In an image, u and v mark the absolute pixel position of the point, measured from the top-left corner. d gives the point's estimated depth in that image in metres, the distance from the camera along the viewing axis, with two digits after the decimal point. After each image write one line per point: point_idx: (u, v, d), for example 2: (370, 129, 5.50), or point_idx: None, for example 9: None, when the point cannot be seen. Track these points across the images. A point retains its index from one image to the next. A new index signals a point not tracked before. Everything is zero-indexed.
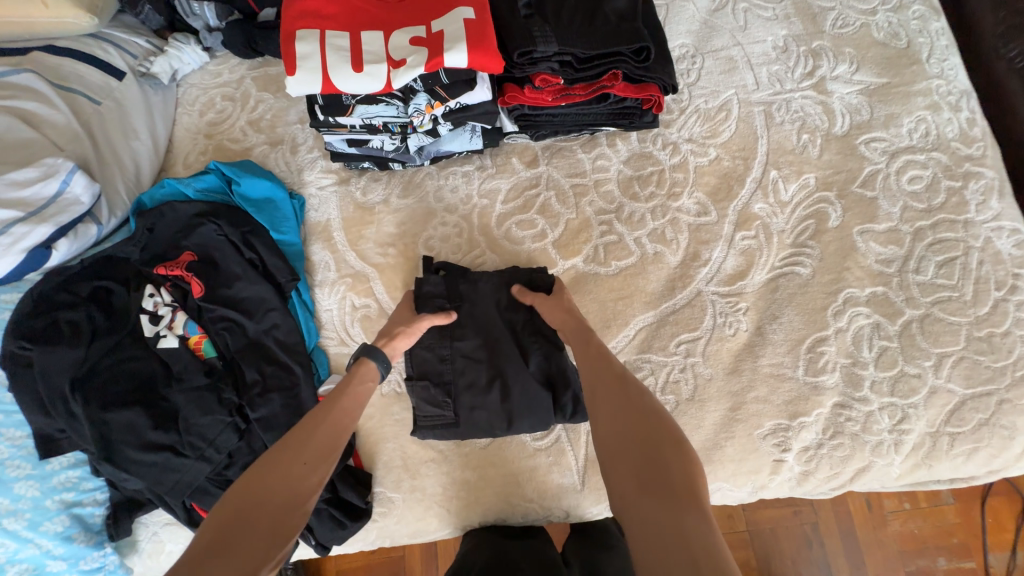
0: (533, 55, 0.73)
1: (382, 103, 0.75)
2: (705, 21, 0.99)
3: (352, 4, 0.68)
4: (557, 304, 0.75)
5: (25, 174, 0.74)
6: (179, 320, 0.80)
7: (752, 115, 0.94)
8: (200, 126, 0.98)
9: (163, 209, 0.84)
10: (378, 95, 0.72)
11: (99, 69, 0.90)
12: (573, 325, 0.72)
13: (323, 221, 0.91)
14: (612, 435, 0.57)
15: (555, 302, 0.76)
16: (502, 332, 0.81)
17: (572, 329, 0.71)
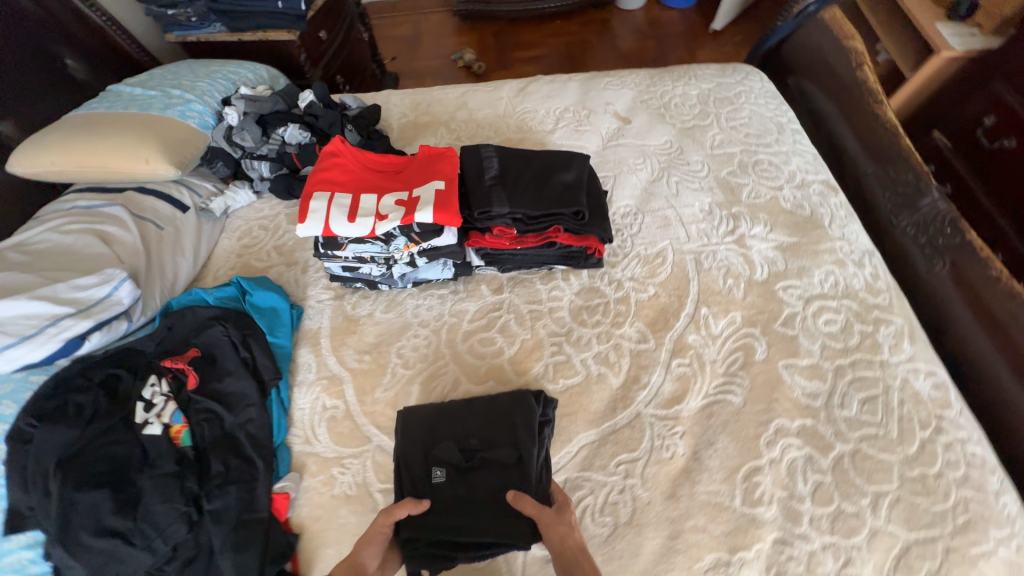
0: (490, 213, 0.95)
1: (370, 242, 0.92)
2: (646, 189, 1.25)
3: (359, 175, 0.93)
4: (573, 538, 0.74)
5: (88, 280, 0.95)
6: (168, 409, 0.90)
7: (684, 261, 1.12)
8: (235, 248, 1.22)
9: (185, 312, 1.01)
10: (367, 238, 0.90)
11: (170, 205, 1.18)
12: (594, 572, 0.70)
13: (314, 328, 1.07)
14: None
15: (570, 533, 0.75)
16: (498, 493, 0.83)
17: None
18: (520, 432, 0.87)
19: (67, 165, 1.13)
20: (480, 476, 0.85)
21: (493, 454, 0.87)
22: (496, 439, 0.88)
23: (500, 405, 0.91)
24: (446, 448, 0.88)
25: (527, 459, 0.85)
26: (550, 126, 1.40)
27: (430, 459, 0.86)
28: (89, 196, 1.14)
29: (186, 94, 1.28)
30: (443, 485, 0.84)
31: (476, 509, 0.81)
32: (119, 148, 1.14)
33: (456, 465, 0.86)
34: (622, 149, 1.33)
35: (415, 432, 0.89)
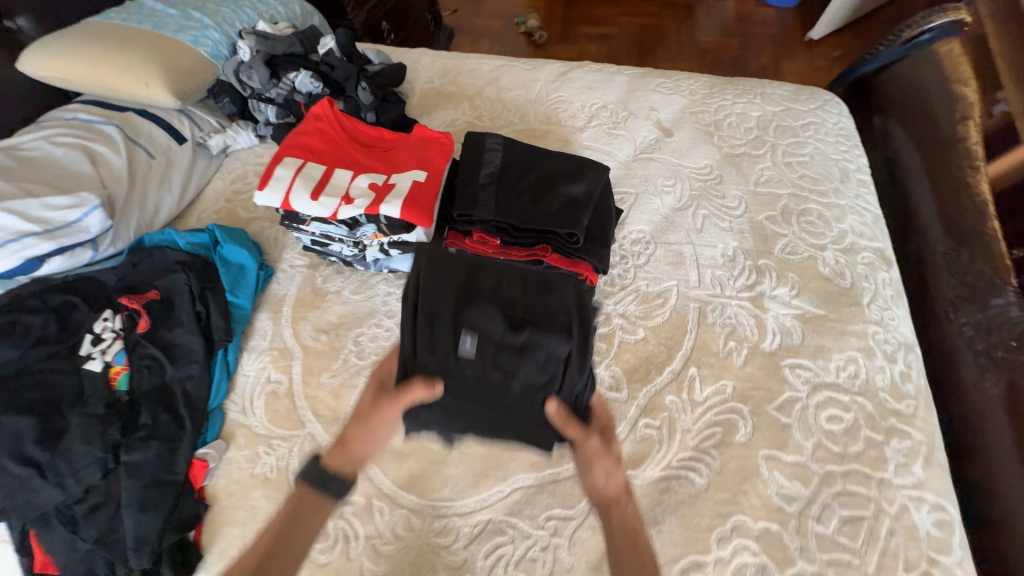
0: (471, 217, 0.87)
1: (336, 225, 0.82)
2: (667, 216, 1.11)
3: (340, 145, 0.84)
4: (615, 473, 0.72)
5: (61, 200, 0.92)
6: (114, 348, 0.89)
7: (686, 308, 0.99)
8: (225, 191, 1.19)
9: (154, 251, 0.99)
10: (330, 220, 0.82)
11: (167, 134, 1.14)
12: (626, 503, 0.72)
13: (280, 294, 1.03)
14: None
15: (612, 465, 0.72)
16: (529, 390, 0.76)
17: (625, 526, 0.71)
18: (570, 328, 0.78)
19: (72, 74, 1.09)
20: (517, 362, 0.76)
21: (538, 341, 0.77)
22: (546, 323, 0.79)
23: (554, 294, 0.82)
24: (482, 317, 0.78)
25: (577, 359, 0.77)
26: (581, 122, 1.26)
27: (462, 327, 0.78)
28: (90, 109, 1.12)
29: (206, 19, 1.21)
30: (472, 356, 0.76)
31: (505, 397, 0.76)
32: (124, 66, 1.09)
33: (491, 340, 0.77)
34: (653, 165, 1.18)
35: (446, 297, 0.80)
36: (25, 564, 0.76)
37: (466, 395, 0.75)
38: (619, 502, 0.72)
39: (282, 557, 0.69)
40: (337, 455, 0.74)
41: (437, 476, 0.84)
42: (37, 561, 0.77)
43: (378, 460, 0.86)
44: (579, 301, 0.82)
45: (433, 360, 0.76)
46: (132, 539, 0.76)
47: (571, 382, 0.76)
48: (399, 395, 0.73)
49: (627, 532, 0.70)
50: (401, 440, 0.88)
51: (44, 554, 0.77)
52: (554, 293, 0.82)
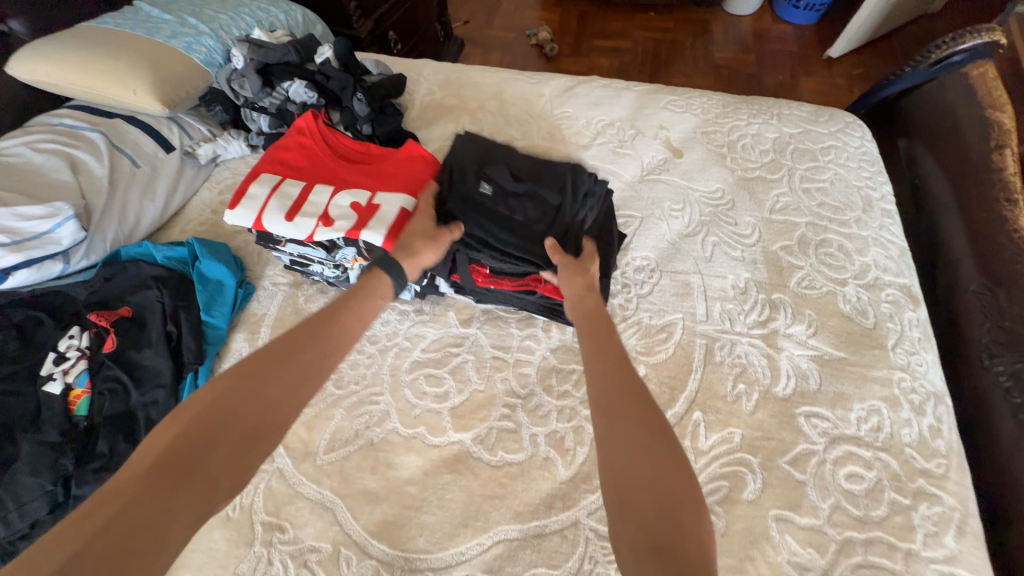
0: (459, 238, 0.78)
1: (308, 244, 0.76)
2: (674, 242, 1.04)
3: (322, 162, 0.79)
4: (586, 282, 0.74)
5: (34, 210, 0.88)
6: (76, 368, 0.84)
7: (693, 344, 0.91)
8: (213, 202, 1.14)
9: (128, 265, 0.94)
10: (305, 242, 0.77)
11: (155, 142, 1.10)
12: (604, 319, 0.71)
13: (260, 313, 0.98)
14: (631, 478, 0.52)
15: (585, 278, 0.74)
16: (530, 226, 0.77)
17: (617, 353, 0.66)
18: (569, 187, 0.81)
19: (62, 79, 1.07)
20: (522, 204, 0.79)
21: (539, 192, 0.80)
22: (549, 185, 0.82)
23: (559, 167, 0.86)
24: (495, 167, 0.81)
25: (569, 208, 0.80)
26: (586, 140, 1.20)
27: (479, 173, 0.81)
28: (79, 116, 1.09)
29: (202, 25, 1.18)
30: (485, 195, 0.79)
31: (508, 227, 0.76)
32: (112, 72, 1.06)
33: (502, 183, 0.80)
34: (661, 187, 1.12)
35: (469, 152, 0.84)
36: None
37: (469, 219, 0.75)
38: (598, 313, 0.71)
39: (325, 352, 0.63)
40: (402, 249, 0.69)
41: (412, 524, 0.77)
42: None
43: (349, 502, 0.80)
44: (576, 175, 0.84)
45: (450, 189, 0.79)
46: None
47: (566, 223, 0.79)
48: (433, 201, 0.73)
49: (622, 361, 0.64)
50: (376, 480, 0.81)
51: None
52: (560, 168, 0.85)
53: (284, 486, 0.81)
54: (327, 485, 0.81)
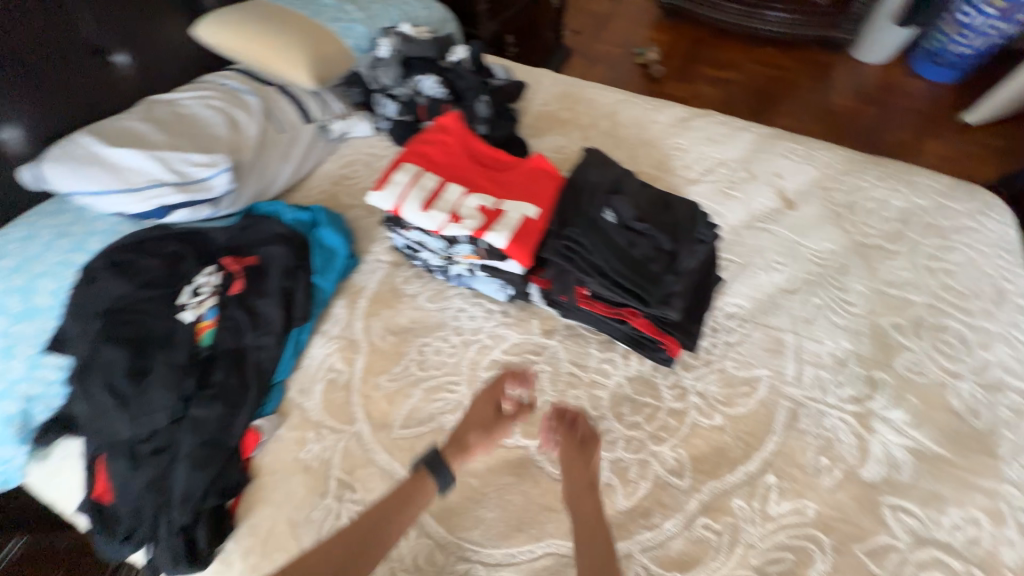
0: (573, 254, 0.75)
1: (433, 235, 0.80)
2: (772, 295, 1.01)
3: (457, 160, 0.84)
4: (583, 469, 0.76)
5: (199, 158, 1.00)
6: (207, 304, 0.95)
7: (777, 405, 0.88)
8: (335, 175, 1.25)
9: (261, 220, 1.05)
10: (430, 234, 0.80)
11: (298, 112, 1.22)
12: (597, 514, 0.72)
13: (361, 284, 1.06)
14: None
15: (583, 468, 0.76)
16: (643, 263, 0.77)
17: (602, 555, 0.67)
18: (681, 236, 0.83)
19: (235, 45, 1.20)
20: (640, 240, 0.79)
21: (655, 233, 0.81)
22: (665, 229, 0.83)
23: (672, 211, 0.87)
24: (621, 198, 0.82)
25: (681, 257, 0.80)
26: (694, 175, 1.20)
27: (606, 199, 0.82)
28: (241, 80, 1.23)
29: (356, 13, 1.31)
30: (609, 222, 0.79)
31: (625, 259, 0.77)
32: (278, 46, 1.19)
33: (626, 215, 0.80)
34: (766, 237, 1.09)
35: (596, 178, 0.86)
36: (87, 488, 0.82)
37: (592, 244, 0.76)
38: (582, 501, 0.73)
39: (368, 553, 0.71)
40: (455, 447, 0.80)
41: (470, 515, 0.80)
42: (97, 488, 0.82)
43: None
44: (688, 226, 0.86)
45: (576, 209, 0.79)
46: (179, 492, 0.78)
47: (676, 272, 0.79)
48: (500, 386, 0.86)
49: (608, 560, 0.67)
50: None
51: (105, 482, 0.82)
52: (673, 214, 0.87)
53: (359, 449, 0.88)
54: (398, 457, 0.87)
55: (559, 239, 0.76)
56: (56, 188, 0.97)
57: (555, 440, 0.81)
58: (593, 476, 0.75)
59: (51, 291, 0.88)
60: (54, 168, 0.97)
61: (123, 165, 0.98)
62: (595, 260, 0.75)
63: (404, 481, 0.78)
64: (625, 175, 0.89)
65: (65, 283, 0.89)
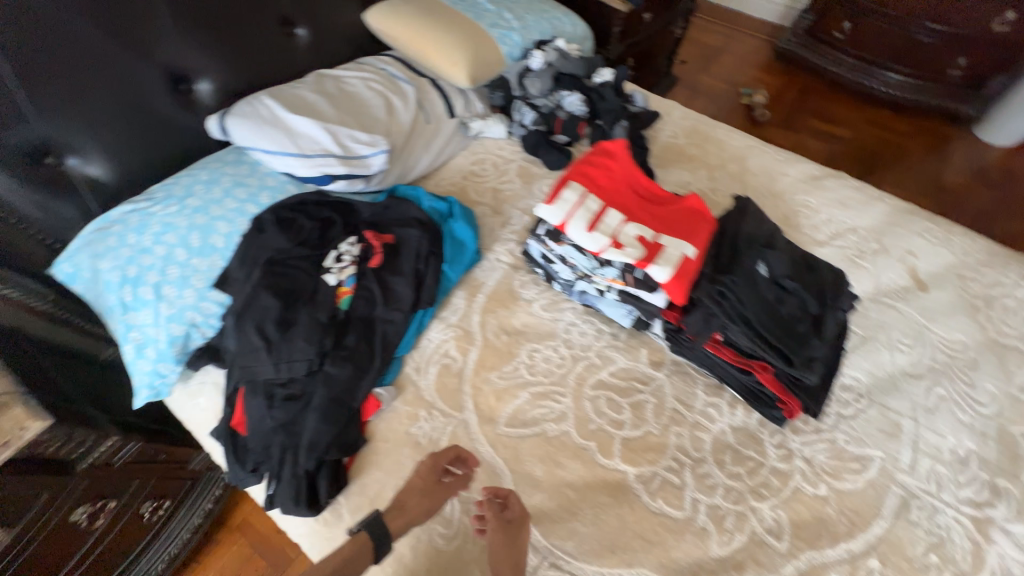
0: (723, 300, 0.77)
1: (584, 253, 0.84)
2: (894, 375, 0.98)
3: (618, 188, 0.88)
4: (507, 553, 0.74)
5: (362, 137, 1.09)
6: (347, 271, 1.02)
7: (888, 489, 0.86)
8: (465, 170, 1.31)
9: (402, 203, 1.12)
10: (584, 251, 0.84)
11: (445, 106, 1.29)
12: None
13: (481, 280, 1.12)
14: None
15: (510, 551, 0.74)
16: (790, 323, 0.78)
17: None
18: (825, 302, 0.84)
19: (400, 35, 1.29)
20: (789, 299, 0.80)
21: (802, 294, 0.82)
22: (812, 292, 0.83)
23: (817, 273, 0.87)
24: (773, 253, 0.83)
25: (824, 323, 0.82)
26: (822, 236, 1.18)
27: (759, 252, 0.82)
28: (398, 67, 1.31)
29: (513, 22, 1.37)
30: (760, 275, 0.80)
31: (772, 317, 0.78)
32: (441, 42, 1.26)
33: (778, 272, 0.81)
34: (893, 313, 1.06)
35: (747, 228, 0.87)
36: (226, 416, 0.91)
37: (744, 294, 0.77)
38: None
39: None
40: (393, 512, 0.78)
41: (565, 525, 0.83)
42: (234, 418, 0.91)
43: (515, 477, 0.88)
44: (831, 291, 0.86)
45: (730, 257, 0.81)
46: (308, 440, 0.85)
47: (816, 338, 0.80)
48: (443, 455, 0.84)
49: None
50: (542, 470, 0.88)
51: (241, 414, 0.91)
52: (817, 277, 0.87)
53: (465, 436, 0.92)
54: (500, 452, 0.90)
55: (708, 287, 0.78)
56: (236, 141, 1.07)
57: (484, 524, 0.79)
58: (518, 557, 0.74)
59: (226, 234, 0.97)
60: (238, 122, 1.06)
61: (297, 132, 1.07)
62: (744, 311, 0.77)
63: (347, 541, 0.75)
64: (774, 229, 0.89)
65: (238, 230, 0.99)
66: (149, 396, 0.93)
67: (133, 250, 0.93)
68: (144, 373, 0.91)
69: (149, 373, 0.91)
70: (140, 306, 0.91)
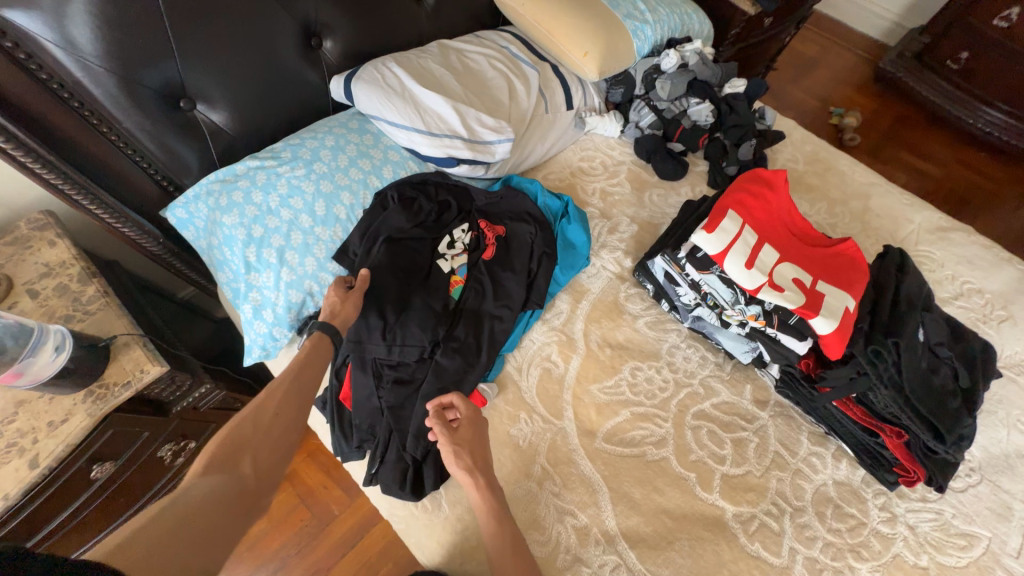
0: (880, 365, 0.85)
1: (729, 287, 0.95)
2: (1009, 455, 0.95)
3: (770, 224, 0.99)
4: (474, 451, 0.77)
5: (488, 121, 1.05)
6: (460, 260, 1.00)
7: (994, 573, 0.83)
8: (574, 166, 1.26)
9: (517, 195, 1.09)
10: (730, 283, 0.94)
11: (565, 97, 1.24)
12: (486, 486, 0.74)
13: (586, 286, 1.09)
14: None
15: (467, 449, 0.76)
16: (936, 390, 0.86)
17: (497, 521, 0.72)
18: (976, 373, 0.90)
19: (528, 12, 1.22)
20: (940, 365, 0.89)
21: (955, 367, 0.89)
22: (969, 366, 0.91)
23: (964, 343, 0.93)
24: (933, 322, 0.90)
25: (969, 394, 0.89)
26: (946, 295, 1.12)
27: (920, 318, 0.90)
28: (519, 47, 1.25)
29: (648, 14, 1.30)
30: (918, 343, 0.88)
31: (925, 386, 0.86)
32: (573, 27, 1.19)
33: (933, 340, 0.90)
34: (1014, 390, 1.01)
35: (906, 288, 0.94)
36: (334, 389, 0.93)
37: (902, 363, 0.85)
38: (475, 481, 0.74)
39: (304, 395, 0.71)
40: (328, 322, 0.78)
41: (661, 554, 0.82)
42: (341, 392, 0.93)
43: (613, 496, 0.86)
44: (981, 362, 0.92)
45: (889, 320, 0.89)
46: (415, 428, 0.85)
47: (962, 407, 0.87)
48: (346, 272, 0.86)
49: (503, 526, 0.72)
50: (640, 493, 0.87)
51: (349, 390, 0.92)
52: (964, 346, 0.93)
53: (564, 446, 0.91)
54: (600, 468, 0.89)
55: (867, 348, 0.86)
56: (361, 108, 1.03)
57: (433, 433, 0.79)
58: (483, 452, 0.78)
59: (348, 206, 0.96)
60: (366, 87, 1.01)
61: (427, 107, 1.03)
62: (898, 379, 0.85)
63: (307, 343, 0.75)
64: (925, 294, 0.95)
65: (360, 203, 0.98)
66: (259, 357, 0.95)
67: (259, 210, 0.92)
68: (259, 333, 0.93)
69: (264, 335, 0.93)
70: (263, 268, 0.91)
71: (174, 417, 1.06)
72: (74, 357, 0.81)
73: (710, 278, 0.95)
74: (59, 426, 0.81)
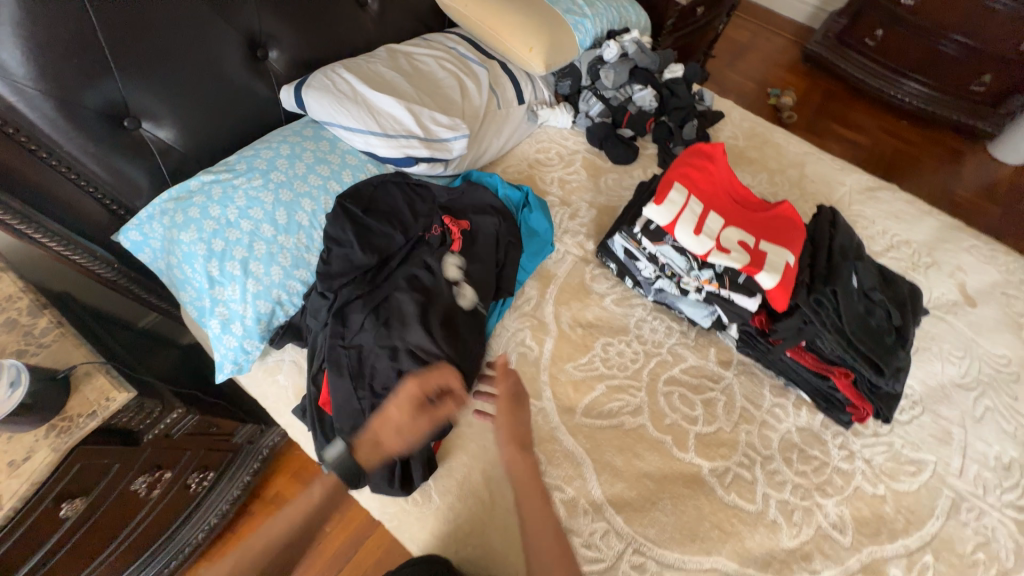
0: (820, 310, 0.92)
1: (682, 255, 1.00)
2: (945, 385, 1.04)
3: (715, 195, 1.05)
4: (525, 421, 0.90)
5: (443, 120, 1.08)
6: (425, 254, 1.02)
7: (939, 492, 0.92)
8: (531, 158, 1.30)
9: (477, 188, 1.12)
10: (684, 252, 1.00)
11: (515, 92, 1.28)
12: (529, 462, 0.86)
13: (553, 271, 1.13)
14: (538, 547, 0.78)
15: (520, 421, 0.90)
16: (875, 331, 0.94)
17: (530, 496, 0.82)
18: (908, 313, 0.99)
19: (471, 12, 1.26)
20: (875, 308, 0.97)
21: (889, 310, 0.98)
22: (900, 305, 1.00)
23: (893, 287, 1.02)
24: (865, 270, 0.99)
25: (902, 333, 0.97)
26: (879, 248, 1.22)
27: (854, 268, 0.98)
28: (466, 47, 1.28)
29: (586, 9, 1.37)
30: (853, 289, 0.96)
31: (863, 326, 0.93)
32: (517, 25, 1.23)
33: (866, 285, 0.98)
34: (944, 327, 1.12)
35: (838, 240, 1.03)
36: (313, 395, 0.91)
37: (839, 307, 0.92)
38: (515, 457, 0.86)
39: None
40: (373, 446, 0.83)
41: (647, 514, 0.86)
42: (320, 397, 0.91)
43: (596, 466, 0.90)
44: (910, 302, 1.01)
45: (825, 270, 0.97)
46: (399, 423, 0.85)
47: (897, 344, 0.96)
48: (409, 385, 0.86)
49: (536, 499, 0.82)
50: (621, 460, 0.91)
51: (327, 395, 0.90)
52: (893, 289, 1.02)
53: (546, 424, 0.94)
54: (581, 442, 0.92)
55: (809, 297, 0.93)
56: (313, 115, 1.03)
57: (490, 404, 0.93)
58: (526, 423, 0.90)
59: (310, 212, 0.97)
60: (317, 93, 1.02)
61: (380, 110, 1.05)
62: (837, 321, 0.92)
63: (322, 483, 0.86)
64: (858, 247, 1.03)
65: (322, 208, 0.98)
66: (233, 371, 0.94)
67: (218, 223, 0.91)
68: (230, 347, 0.92)
69: (235, 348, 0.92)
70: (227, 281, 0.90)
71: (145, 447, 1.02)
72: (31, 392, 0.78)
73: (664, 249, 1.01)
74: (21, 464, 0.78)
